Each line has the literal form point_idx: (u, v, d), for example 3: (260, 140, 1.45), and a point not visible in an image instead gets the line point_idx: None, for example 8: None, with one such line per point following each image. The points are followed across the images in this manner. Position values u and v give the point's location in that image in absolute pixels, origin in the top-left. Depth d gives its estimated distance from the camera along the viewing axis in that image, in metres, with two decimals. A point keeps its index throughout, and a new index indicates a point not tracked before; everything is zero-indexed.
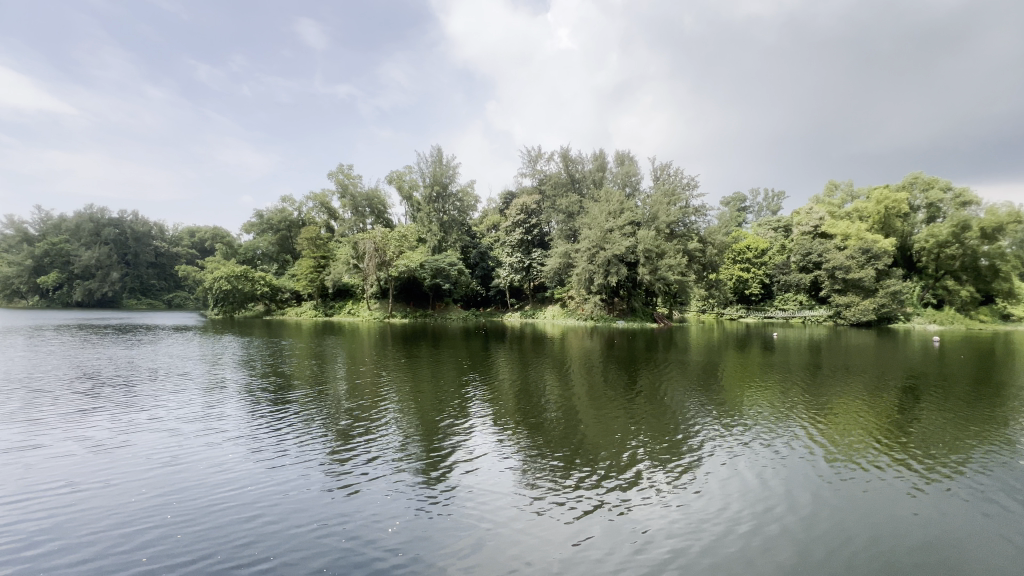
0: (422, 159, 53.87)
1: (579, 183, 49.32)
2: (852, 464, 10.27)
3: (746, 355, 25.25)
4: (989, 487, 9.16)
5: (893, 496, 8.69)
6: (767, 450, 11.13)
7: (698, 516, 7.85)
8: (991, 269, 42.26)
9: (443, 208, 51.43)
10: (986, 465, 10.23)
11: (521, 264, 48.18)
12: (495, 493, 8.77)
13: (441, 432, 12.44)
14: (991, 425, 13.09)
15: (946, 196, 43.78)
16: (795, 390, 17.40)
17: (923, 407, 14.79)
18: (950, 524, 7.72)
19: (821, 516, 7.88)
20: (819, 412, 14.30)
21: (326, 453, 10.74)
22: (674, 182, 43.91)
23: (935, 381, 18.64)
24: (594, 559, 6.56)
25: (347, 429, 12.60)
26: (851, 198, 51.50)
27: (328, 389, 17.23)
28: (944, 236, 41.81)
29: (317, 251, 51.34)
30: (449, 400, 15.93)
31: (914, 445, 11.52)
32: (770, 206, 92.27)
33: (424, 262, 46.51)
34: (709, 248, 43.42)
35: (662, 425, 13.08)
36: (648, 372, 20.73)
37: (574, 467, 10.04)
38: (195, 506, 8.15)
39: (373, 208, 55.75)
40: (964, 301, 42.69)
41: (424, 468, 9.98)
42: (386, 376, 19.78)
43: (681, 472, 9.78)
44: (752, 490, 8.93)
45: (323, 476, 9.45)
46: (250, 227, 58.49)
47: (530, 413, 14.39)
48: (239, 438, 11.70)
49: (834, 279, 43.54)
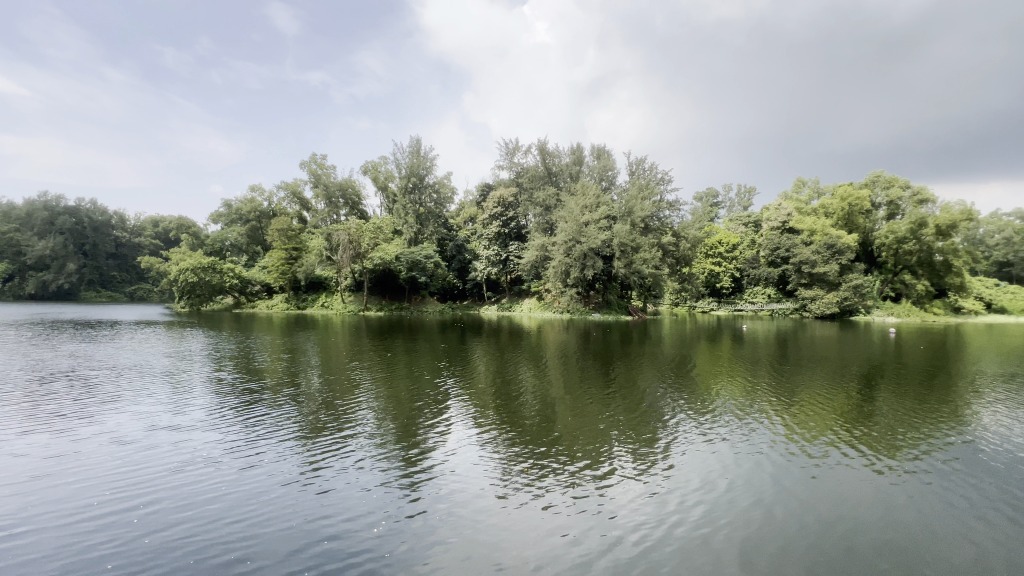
0: (399, 150, 52.94)
1: (556, 176, 49.50)
2: (819, 454, 10.60)
3: (718, 347, 25.90)
4: (944, 473, 9.65)
5: (856, 483, 9.06)
6: (738, 442, 11.33)
7: (676, 510, 7.87)
8: (945, 264, 44.14)
9: (420, 200, 50.52)
10: (942, 453, 10.73)
11: (498, 257, 48.00)
12: (474, 488, 8.75)
13: (417, 427, 12.37)
14: (946, 414, 13.75)
15: (905, 193, 45.73)
16: (764, 381, 18.06)
17: (882, 397, 15.46)
18: (915, 509, 8.11)
19: (792, 505, 8.12)
20: (786, 403, 14.78)
21: (300, 451, 10.49)
22: (649, 177, 44.52)
23: (893, 371, 19.59)
24: (581, 554, 6.57)
25: (320, 426, 12.30)
26: (817, 195, 53.41)
27: (301, 384, 16.96)
28: (902, 232, 43.84)
29: (289, 243, 49.22)
30: (426, 393, 15.95)
31: (877, 434, 11.95)
32: (741, 201, 94.51)
33: (400, 255, 46.04)
34: (682, 242, 44.08)
35: (637, 416, 13.38)
36: (624, 364, 21.14)
37: (551, 459, 10.14)
38: (164, 508, 7.93)
39: (347, 199, 54.54)
40: (920, 294, 44.87)
41: (401, 465, 9.86)
42: (361, 370, 19.58)
43: (655, 464, 9.94)
44: (720, 481, 9.12)
45: (296, 476, 9.21)
46: (219, 218, 56.46)
47: (507, 406, 14.48)
48: (210, 436, 11.42)
49: (801, 273, 45.25)
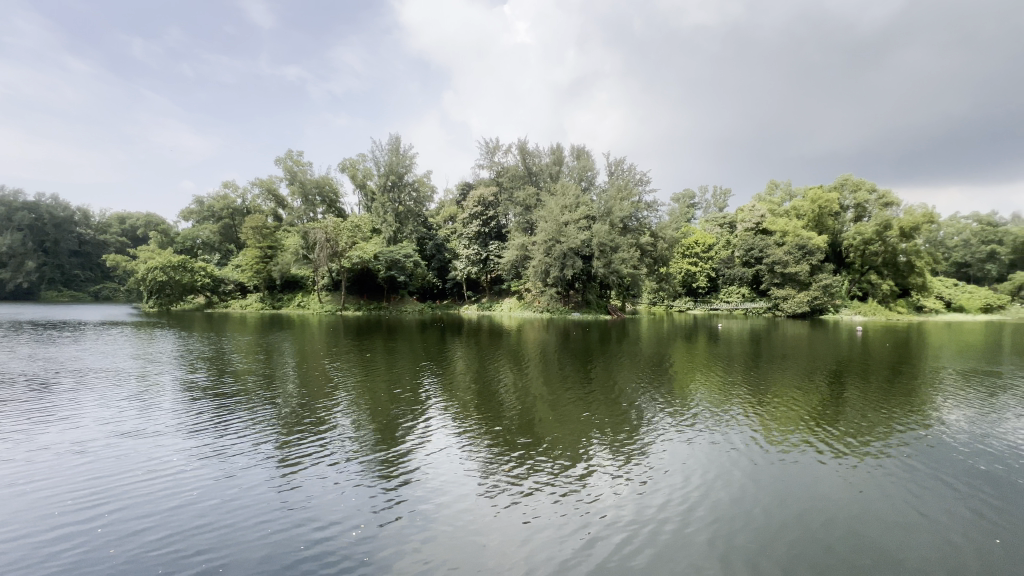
0: (377, 147, 52.26)
1: (536, 176, 49.66)
2: (790, 449, 10.93)
3: (694, 346, 26.37)
4: (906, 465, 10.09)
5: (826, 477, 9.38)
6: (714, 439, 11.58)
7: (655, 507, 7.98)
8: (908, 264, 45.99)
9: (399, 199, 50.00)
10: (904, 446, 11.21)
11: (478, 257, 47.91)
12: (454, 488, 8.73)
13: (395, 428, 12.30)
14: (908, 409, 14.37)
15: (871, 197, 47.43)
16: (737, 379, 18.52)
17: (849, 393, 16.04)
18: (880, 500, 8.45)
19: (766, 499, 8.35)
20: (759, 400, 15.20)
21: (276, 454, 10.31)
22: (627, 177, 45.03)
23: (859, 368, 20.35)
24: (561, 551, 6.63)
25: (296, 428, 12.09)
26: (789, 198, 54.98)
27: (276, 385, 16.61)
28: (869, 234, 45.44)
29: (263, 241, 47.98)
30: (405, 394, 15.82)
31: (843, 429, 12.41)
32: (717, 203, 96.48)
33: (379, 254, 45.48)
34: (660, 242, 44.72)
35: (615, 415, 13.56)
36: (603, 363, 21.31)
37: (531, 458, 10.21)
38: (132, 515, 7.68)
39: (325, 196, 53.58)
40: (885, 293, 46.62)
41: (380, 466, 9.78)
42: (338, 370, 19.29)
43: (632, 461, 10.10)
44: (696, 477, 9.31)
45: (272, 479, 9.05)
46: (190, 215, 54.81)
47: (486, 405, 14.50)
48: (180, 440, 11.08)
49: (773, 273, 46.48)
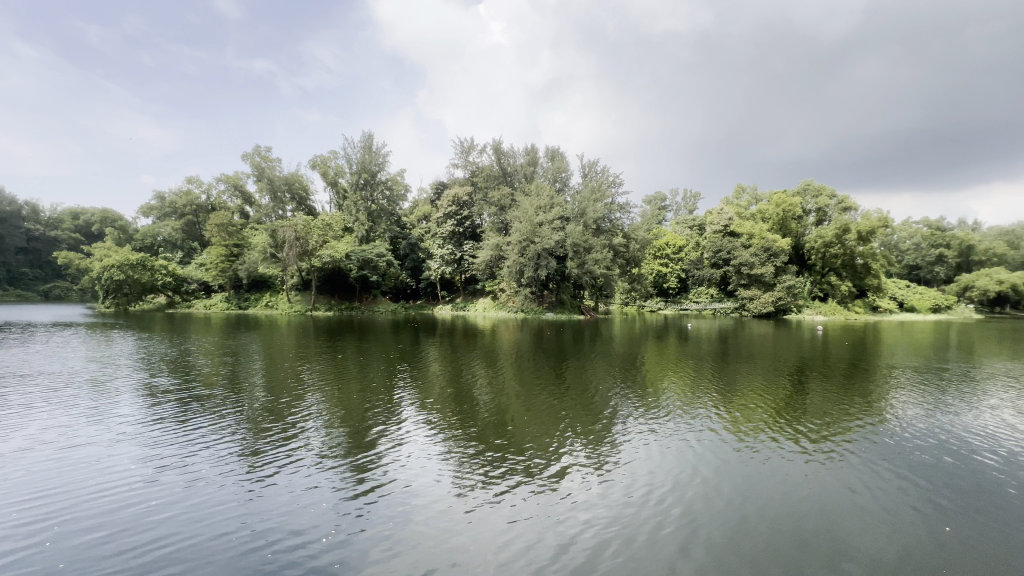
0: (350, 145, 51.30)
1: (510, 177, 49.77)
2: (756, 445, 11.33)
3: (665, 345, 27.00)
4: (862, 458, 10.59)
5: (788, 471, 9.77)
6: (684, 437, 11.87)
7: (627, 505, 8.12)
8: (865, 266, 48.24)
9: (372, 197, 49.17)
10: (861, 440, 11.79)
11: (452, 256, 47.65)
12: (427, 489, 8.70)
13: (367, 429, 12.17)
14: (865, 404, 15.11)
15: (831, 202, 49.55)
16: (706, 377, 19.05)
17: (811, 390, 16.73)
18: (838, 492, 8.85)
19: (733, 495, 8.63)
20: (726, 398, 15.69)
21: (242, 458, 10.02)
22: (601, 179, 45.61)
23: (819, 366, 21.22)
24: (536, 549, 6.70)
25: (263, 431, 11.80)
26: (755, 201, 56.87)
27: (242, 388, 16.14)
28: (829, 237, 47.39)
29: (229, 239, 46.51)
30: (377, 395, 15.62)
31: (805, 424, 12.96)
32: (687, 205, 98.79)
33: (350, 253, 44.63)
34: (632, 243, 45.53)
35: (588, 413, 13.76)
36: (576, 363, 21.52)
37: (504, 458, 10.24)
38: (85, 525, 7.33)
39: (294, 194, 52.26)
40: (844, 294, 48.76)
41: (352, 468, 9.67)
42: (308, 372, 18.89)
43: (605, 459, 10.29)
44: (666, 474, 9.55)
45: (238, 484, 8.82)
46: (150, 211, 52.51)
47: (460, 405, 14.47)
48: (139, 446, 10.66)
49: (740, 275, 47.96)
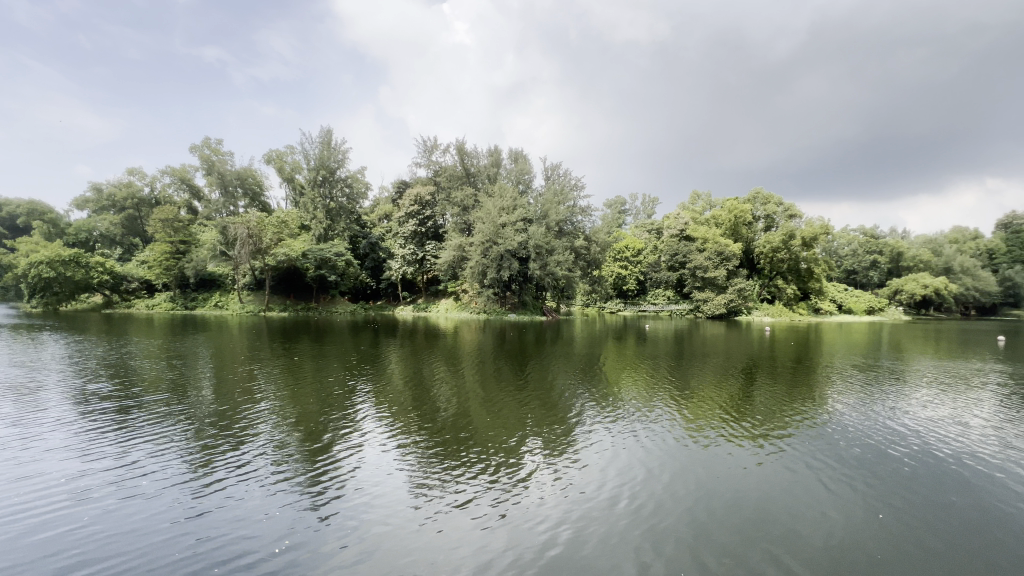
0: (307, 139, 49.59)
1: (474, 177, 49.60)
2: (709, 441, 11.85)
3: (623, 346, 27.73)
4: (805, 450, 11.29)
5: (738, 465, 10.29)
6: (642, 434, 12.28)
7: (584, 500, 8.40)
8: (808, 271, 51.26)
9: (330, 195, 47.70)
10: (804, 433, 12.57)
11: (414, 256, 47.02)
12: (387, 491, 8.67)
13: (324, 432, 11.93)
14: (809, 400, 16.10)
15: (778, 209, 52.36)
16: (663, 376, 19.72)
17: (761, 388, 17.66)
18: (781, 483, 9.41)
19: (685, 489, 9.03)
20: (683, 396, 16.33)
21: (188, 467, 9.59)
22: (563, 182, 46.23)
23: (767, 365, 22.39)
24: (495, 548, 6.81)
25: (213, 437, 11.34)
26: (710, 207, 59.27)
27: (189, 392, 15.37)
28: (776, 242, 49.80)
29: (174, 236, 44.28)
30: (336, 397, 15.27)
31: (754, 420, 13.70)
32: (646, 210, 101.64)
33: (307, 252, 43.13)
34: (593, 245, 46.44)
35: (549, 413, 14.02)
36: (537, 364, 21.74)
37: (463, 458, 10.33)
38: (10, 541, 6.87)
39: (247, 189, 50.04)
40: (789, 297, 51.61)
41: (308, 473, 9.49)
42: (260, 374, 18.19)
43: (565, 457, 10.56)
44: (624, 470, 9.87)
45: (185, 493, 8.48)
46: (85, 204, 48.94)
47: (421, 406, 14.41)
48: (73, 457, 10.01)
49: (695, 277, 49.83)
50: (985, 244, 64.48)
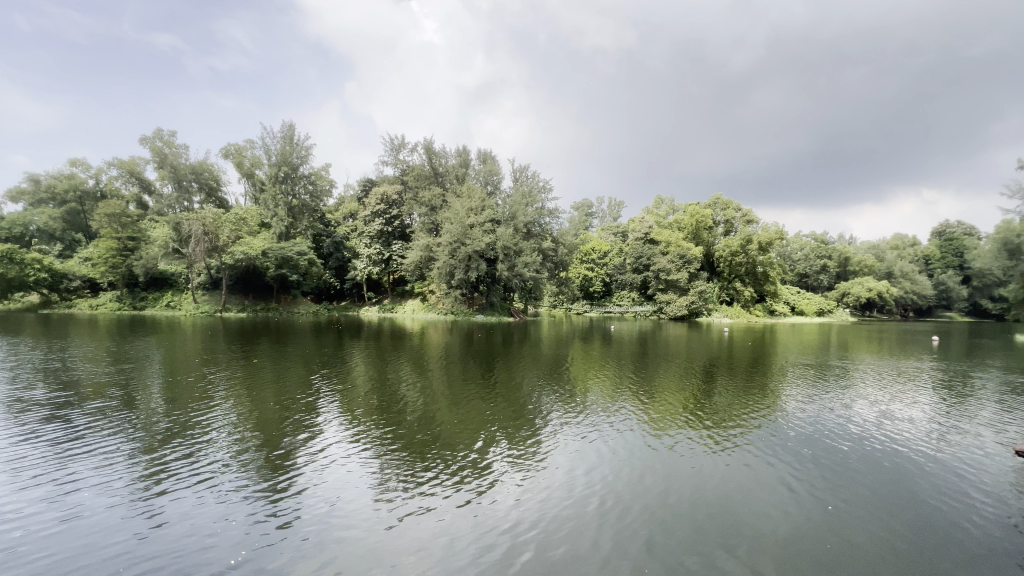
0: (268, 134, 47.85)
1: (442, 177, 49.21)
2: (671, 439, 12.20)
3: (589, 347, 28.18)
4: (761, 447, 11.82)
5: (698, 462, 10.65)
6: (607, 433, 12.53)
7: (549, 500, 8.51)
8: (765, 274, 53.58)
9: (292, 191, 46.20)
10: (760, 430, 13.16)
11: (380, 256, 46.18)
12: (350, 496, 8.53)
13: (285, 437, 11.59)
14: (763, 398, 16.88)
15: (737, 214, 54.50)
16: (627, 376, 20.19)
17: (720, 387, 18.38)
18: (737, 478, 9.80)
19: (648, 486, 9.26)
20: (647, 396, 16.75)
21: (137, 476, 9.13)
22: (531, 184, 46.53)
23: (725, 365, 23.27)
24: (460, 550, 6.82)
25: (164, 444, 10.83)
26: (673, 212, 61.05)
27: (137, 397, 14.58)
28: (735, 246, 51.83)
29: (122, 231, 41.50)
30: (297, 401, 14.84)
31: (713, 418, 14.24)
32: (612, 213, 103.51)
33: (268, 251, 41.62)
34: (560, 247, 46.95)
35: (517, 414, 14.10)
36: (504, 365, 21.83)
37: (429, 460, 10.26)
38: None
39: (203, 184, 47.81)
40: (747, 299, 53.80)
41: (268, 479, 9.21)
42: (216, 378, 17.44)
43: (531, 457, 10.64)
44: (589, 469, 10.04)
45: (134, 503, 8.09)
46: (20, 196, 45.46)
47: (386, 409, 14.21)
48: (6, 468, 9.34)
49: (658, 280, 51.18)
50: (922, 250, 69.23)
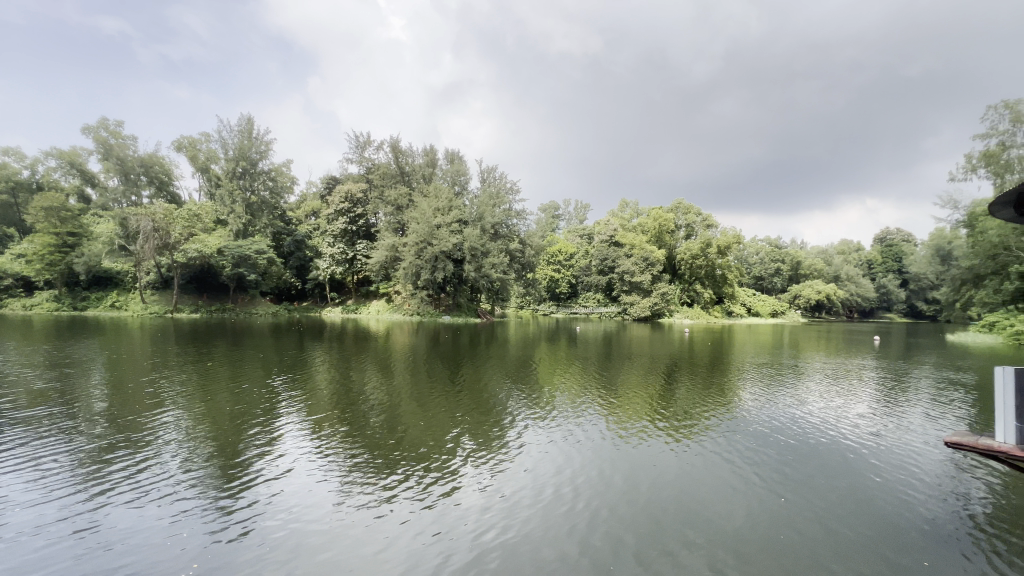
0: (225, 127, 45.89)
1: (408, 176, 48.65)
2: (634, 437, 12.52)
3: (554, 347, 28.56)
4: (718, 443, 12.30)
5: (658, 459, 10.96)
6: (572, 433, 12.72)
7: (513, 500, 8.57)
8: (723, 277, 55.75)
9: (251, 187, 44.50)
10: (718, 427, 13.69)
11: (344, 256, 45.10)
12: (310, 501, 8.33)
13: (242, 442, 11.18)
14: (721, 396, 17.57)
15: (697, 219, 56.50)
16: (592, 376, 20.58)
17: (680, 386, 19.02)
18: (695, 473, 10.16)
19: (611, 483, 9.46)
20: (611, 395, 17.13)
21: (78, 487, 8.60)
22: (499, 185, 46.64)
23: (685, 364, 24.08)
24: (423, 552, 6.79)
25: (108, 453, 10.22)
26: (636, 215, 62.62)
27: (76, 403, 13.67)
28: (696, 250, 53.65)
29: (61, 226, 38.59)
30: (255, 404, 14.33)
31: (674, 416, 14.70)
32: (578, 215, 105.05)
33: (224, 249, 39.91)
34: (527, 248, 47.30)
35: (483, 415, 14.12)
36: (471, 366, 21.81)
37: (393, 463, 10.12)
38: None
39: (153, 178, 45.36)
40: (706, 300, 55.83)
41: (223, 486, 8.88)
42: (166, 382, 16.59)
43: (497, 458, 10.68)
44: (554, 469, 10.16)
45: (74, 515, 7.63)
46: None
47: (350, 412, 13.93)
48: None
49: (623, 281, 52.35)
50: (865, 256, 73.76)
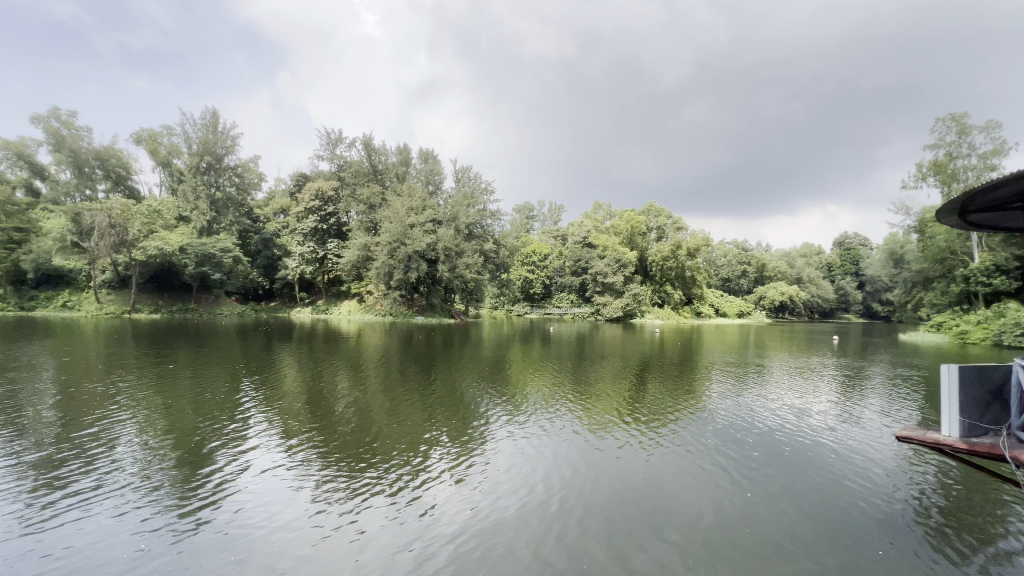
0: (188, 120, 44.14)
1: (381, 175, 47.95)
2: (606, 436, 12.74)
3: (528, 347, 28.67)
4: (687, 440, 12.63)
5: (629, 457, 11.18)
6: (546, 433, 12.84)
7: (486, 501, 8.58)
8: (692, 278, 57.15)
9: (216, 183, 42.95)
10: (687, 425, 14.05)
11: (314, 255, 44.08)
12: (276, 507, 8.11)
13: (206, 447, 10.80)
14: (689, 395, 18.03)
15: (668, 221, 57.76)
16: (564, 376, 20.79)
17: (651, 385, 19.45)
18: (664, 471, 10.40)
19: (582, 482, 9.60)
20: (584, 395, 17.35)
21: (23, 497, 8.12)
22: (473, 185, 46.50)
23: (655, 364, 24.60)
24: (393, 556, 6.71)
25: (57, 461, 9.68)
26: (609, 217, 63.52)
27: (21, 410, 12.88)
28: (666, 252, 54.83)
29: (7, 221, 36.35)
30: (220, 408, 13.85)
31: (645, 415, 15.02)
32: (553, 216, 105.79)
33: (186, 247, 38.37)
34: (502, 249, 47.32)
35: (457, 416, 14.07)
36: (444, 367, 21.69)
37: (365, 467, 9.97)
38: None
39: (109, 171, 43.22)
40: (676, 301, 57.15)
41: (184, 493, 8.54)
42: (123, 386, 15.83)
43: (470, 460, 10.66)
44: (526, 469, 10.24)
45: (19, 528, 7.19)
46: None
47: (320, 414, 13.65)
48: None
49: (596, 282, 53.02)
50: (825, 258, 77.00)
